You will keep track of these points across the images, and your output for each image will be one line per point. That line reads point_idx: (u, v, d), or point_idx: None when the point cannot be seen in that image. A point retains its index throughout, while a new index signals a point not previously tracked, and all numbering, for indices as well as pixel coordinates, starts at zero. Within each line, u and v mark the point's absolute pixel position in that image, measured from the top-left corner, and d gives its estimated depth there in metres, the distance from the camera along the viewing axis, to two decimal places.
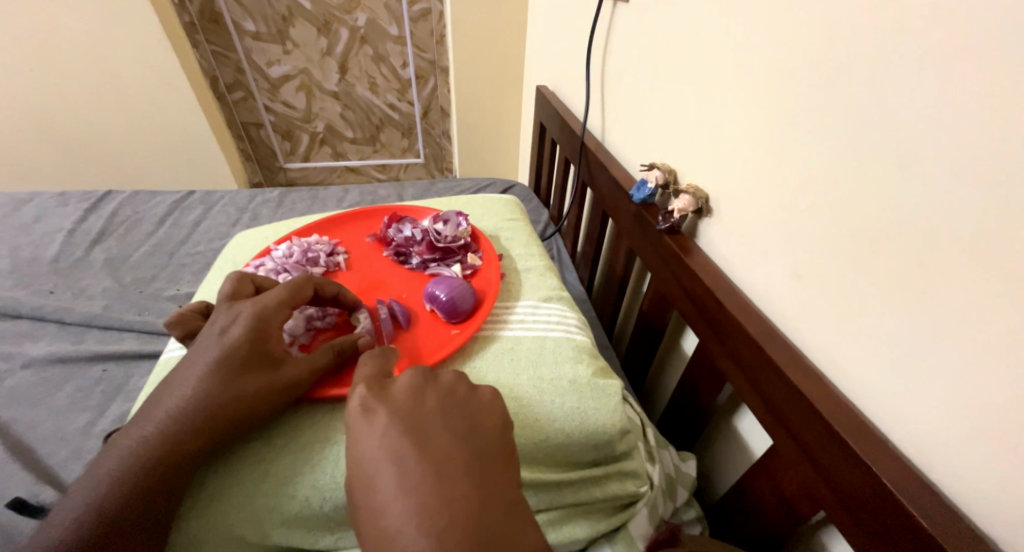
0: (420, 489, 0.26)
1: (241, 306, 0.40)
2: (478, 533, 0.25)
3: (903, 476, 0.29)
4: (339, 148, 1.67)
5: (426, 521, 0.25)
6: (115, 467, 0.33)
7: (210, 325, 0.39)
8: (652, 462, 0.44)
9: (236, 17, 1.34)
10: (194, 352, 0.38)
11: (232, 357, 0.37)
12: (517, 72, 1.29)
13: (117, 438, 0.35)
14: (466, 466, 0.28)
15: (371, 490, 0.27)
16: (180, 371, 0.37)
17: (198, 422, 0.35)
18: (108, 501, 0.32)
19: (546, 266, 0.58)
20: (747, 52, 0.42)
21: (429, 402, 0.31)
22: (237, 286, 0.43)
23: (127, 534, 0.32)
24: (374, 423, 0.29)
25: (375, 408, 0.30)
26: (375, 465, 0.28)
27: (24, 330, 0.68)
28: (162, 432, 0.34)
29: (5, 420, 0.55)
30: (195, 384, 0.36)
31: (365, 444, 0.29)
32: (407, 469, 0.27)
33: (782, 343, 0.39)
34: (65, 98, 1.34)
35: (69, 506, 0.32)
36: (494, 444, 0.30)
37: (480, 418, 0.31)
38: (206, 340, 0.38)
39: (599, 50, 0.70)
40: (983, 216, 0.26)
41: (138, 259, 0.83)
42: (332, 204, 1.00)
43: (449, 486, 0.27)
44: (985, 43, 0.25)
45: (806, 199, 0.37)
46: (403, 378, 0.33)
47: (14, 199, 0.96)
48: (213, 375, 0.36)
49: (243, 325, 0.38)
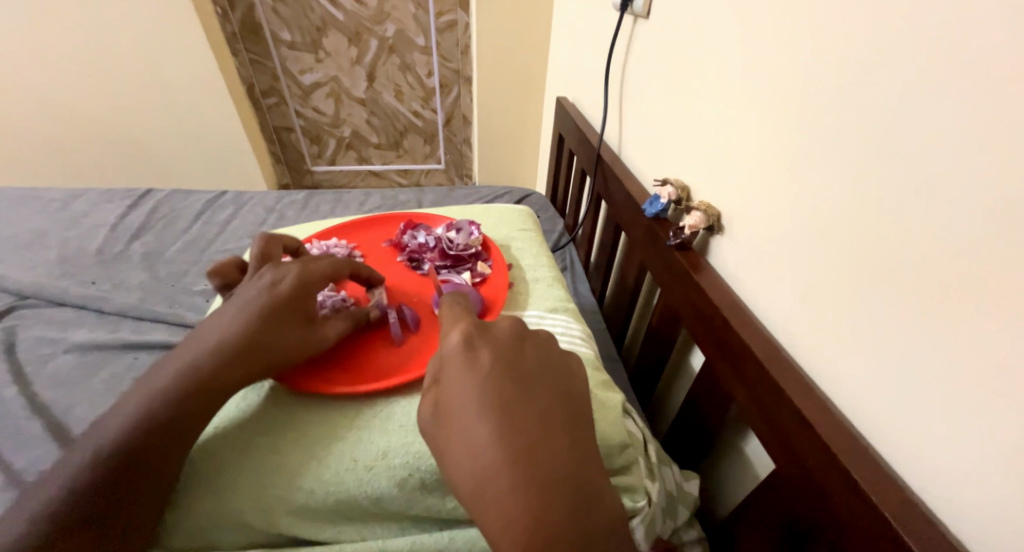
0: (517, 423, 0.30)
1: (286, 267, 0.45)
2: (569, 481, 0.29)
3: (914, 518, 0.28)
4: (364, 152, 1.72)
5: (518, 468, 0.28)
6: (159, 387, 0.37)
7: (256, 279, 0.44)
8: (651, 478, 0.41)
9: (273, 28, 1.41)
10: (242, 299, 0.42)
11: (278, 308, 0.42)
12: (539, 83, 1.30)
13: (165, 363, 0.39)
14: (553, 420, 0.31)
15: (468, 416, 0.30)
16: (220, 315, 0.42)
17: (243, 360, 0.39)
18: (148, 418, 0.35)
19: (554, 277, 0.58)
20: (764, 73, 0.42)
21: (525, 353, 0.35)
22: (267, 246, 0.49)
23: (156, 451, 0.34)
24: (478, 362, 0.33)
25: (478, 351, 0.34)
26: (473, 409, 0.30)
27: (67, 317, 0.73)
28: (211, 363, 0.38)
29: (45, 401, 0.59)
30: (237, 326, 0.40)
31: (468, 378, 0.32)
32: (507, 404, 0.31)
33: (789, 366, 0.39)
34: (114, 100, 1.42)
35: (111, 417, 0.36)
36: (577, 402, 0.34)
37: (564, 380, 0.35)
38: (255, 290, 0.43)
39: (618, 65, 0.71)
40: (992, 245, 0.25)
41: (172, 254, 0.88)
42: (354, 207, 1.03)
43: (541, 426, 0.30)
44: (995, 74, 0.24)
45: (818, 221, 0.37)
46: (501, 329, 0.37)
47: (65, 194, 1.03)
48: (261, 320, 0.41)
49: (292, 284, 0.44)
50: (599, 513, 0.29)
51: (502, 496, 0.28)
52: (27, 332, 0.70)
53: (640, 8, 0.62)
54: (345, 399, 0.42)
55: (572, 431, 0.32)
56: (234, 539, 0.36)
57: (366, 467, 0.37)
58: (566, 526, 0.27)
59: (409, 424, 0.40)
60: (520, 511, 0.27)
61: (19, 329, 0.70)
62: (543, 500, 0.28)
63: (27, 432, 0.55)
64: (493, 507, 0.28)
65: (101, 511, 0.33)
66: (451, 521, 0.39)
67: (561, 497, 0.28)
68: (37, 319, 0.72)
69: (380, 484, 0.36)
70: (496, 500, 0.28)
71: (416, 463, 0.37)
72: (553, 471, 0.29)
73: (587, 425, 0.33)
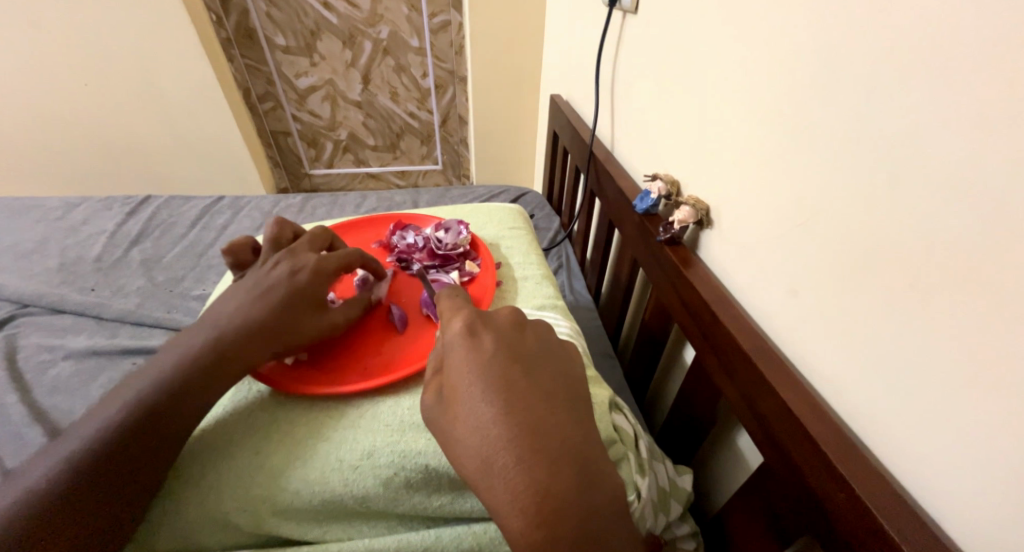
0: (521, 403, 0.30)
1: (304, 257, 0.49)
2: (578, 460, 0.29)
3: (892, 503, 0.28)
4: (361, 155, 1.74)
5: (525, 444, 0.28)
6: (143, 391, 0.38)
7: (275, 265, 0.47)
8: (641, 474, 0.41)
9: (268, 33, 1.42)
10: (261, 285, 0.45)
11: (297, 297, 0.45)
12: (532, 81, 1.31)
13: (174, 343, 0.42)
14: (558, 401, 0.31)
15: (471, 397, 0.31)
16: (234, 297, 0.45)
17: (261, 343, 0.43)
18: (131, 424, 0.36)
19: (543, 274, 0.59)
20: (750, 65, 0.42)
21: (527, 335, 0.36)
22: (280, 230, 0.51)
23: (143, 455, 0.35)
24: (481, 342, 0.34)
25: (480, 333, 0.34)
26: (480, 388, 0.31)
27: (67, 324, 0.74)
28: (230, 342, 0.42)
29: (46, 407, 0.60)
30: (252, 308, 0.44)
31: (470, 358, 0.32)
32: (511, 384, 0.31)
33: (778, 362, 0.38)
34: (114, 108, 1.44)
35: (91, 424, 0.36)
36: (580, 386, 0.35)
37: (562, 365, 0.35)
38: (275, 277, 0.46)
39: (608, 60, 0.71)
40: (986, 237, 0.24)
41: (170, 260, 0.89)
42: (350, 210, 1.04)
43: (547, 407, 0.30)
44: (984, 64, 0.24)
45: (801, 214, 0.37)
46: (502, 313, 0.37)
47: (65, 203, 1.04)
48: (279, 307, 0.44)
49: (311, 274, 0.47)
50: (608, 494, 0.29)
51: (510, 472, 0.28)
52: (28, 340, 0.71)
53: (628, 4, 0.62)
54: (337, 401, 0.42)
55: (577, 413, 0.32)
56: (220, 538, 0.37)
57: (352, 466, 0.37)
58: (573, 499, 0.27)
59: (395, 424, 0.40)
60: (528, 486, 0.27)
61: (19, 337, 0.71)
62: (552, 477, 0.27)
63: (25, 438, 0.55)
64: (501, 485, 0.28)
65: (107, 476, 0.34)
66: (436, 519, 0.39)
67: (569, 471, 0.28)
68: (37, 327, 0.73)
69: (364, 484, 0.37)
70: (504, 479, 0.28)
71: (401, 461, 0.37)
72: (563, 448, 0.29)
73: (587, 404, 0.34)
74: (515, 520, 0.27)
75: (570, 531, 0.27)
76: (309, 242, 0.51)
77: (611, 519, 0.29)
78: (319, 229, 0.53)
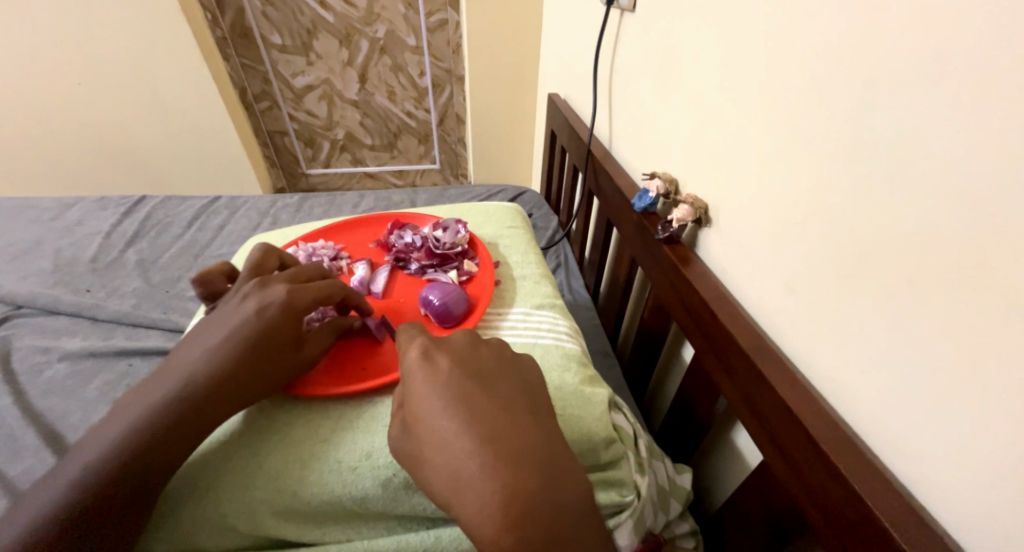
0: (482, 418, 0.30)
1: (274, 288, 0.43)
2: (545, 465, 0.29)
3: (888, 498, 0.29)
4: (359, 154, 1.73)
5: (492, 452, 0.28)
6: (138, 416, 0.36)
7: (243, 300, 0.42)
8: (641, 473, 0.41)
9: (264, 31, 1.41)
10: (226, 323, 0.41)
11: (265, 338, 0.40)
12: (530, 80, 1.30)
13: (143, 388, 0.38)
14: (520, 411, 0.32)
15: (430, 419, 0.30)
16: (200, 336, 0.41)
17: (225, 391, 0.38)
18: (138, 441, 0.34)
19: (542, 274, 0.58)
20: (750, 63, 0.41)
21: (484, 353, 0.36)
22: (263, 257, 0.48)
23: (150, 473, 0.34)
24: (437, 364, 0.33)
25: (436, 355, 0.34)
26: (443, 407, 0.30)
27: (62, 326, 0.74)
28: (195, 390, 0.37)
29: (41, 410, 0.60)
30: (216, 354, 0.39)
31: (425, 381, 0.32)
32: (470, 401, 0.31)
33: (777, 360, 0.38)
34: (109, 109, 1.43)
35: (99, 442, 0.35)
36: (542, 393, 0.35)
37: (523, 374, 0.35)
38: (239, 315, 0.41)
39: (607, 58, 0.71)
40: (990, 230, 0.24)
41: (166, 261, 0.88)
42: (347, 210, 1.03)
43: (509, 418, 0.31)
44: (987, 56, 0.23)
45: (800, 212, 0.37)
46: (459, 335, 0.37)
47: (60, 203, 1.04)
48: (246, 348, 0.39)
49: (281, 309, 0.42)
50: (576, 499, 0.29)
51: (478, 482, 0.27)
52: (22, 342, 0.70)
53: (626, 2, 0.62)
54: (331, 403, 0.42)
55: (540, 419, 0.32)
56: (219, 541, 0.36)
57: (352, 467, 0.37)
58: (543, 503, 0.27)
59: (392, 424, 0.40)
60: (500, 493, 0.27)
61: (14, 339, 0.71)
62: (521, 483, 0.28)
63: (20, 442, 0.55)
64: (473, 498, 0.27)
65: (120, 492, 0.33)
66: (436, 519, 0.39)
67: (535, 475, 0.28)
68: (32, 329, 0.73)
69: (362, 486, 0.37)
70: (472, 490, 0.27)
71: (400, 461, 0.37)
72: (528, 453, 0.29)
73: (552, 411, 0.34)
74: (488, 528, 0.26)
75: (540, 535, 0.27)
76: (290, 275, 0.46)
77: (578, 522, 0.29)
78: (310, 266, 0.49)
